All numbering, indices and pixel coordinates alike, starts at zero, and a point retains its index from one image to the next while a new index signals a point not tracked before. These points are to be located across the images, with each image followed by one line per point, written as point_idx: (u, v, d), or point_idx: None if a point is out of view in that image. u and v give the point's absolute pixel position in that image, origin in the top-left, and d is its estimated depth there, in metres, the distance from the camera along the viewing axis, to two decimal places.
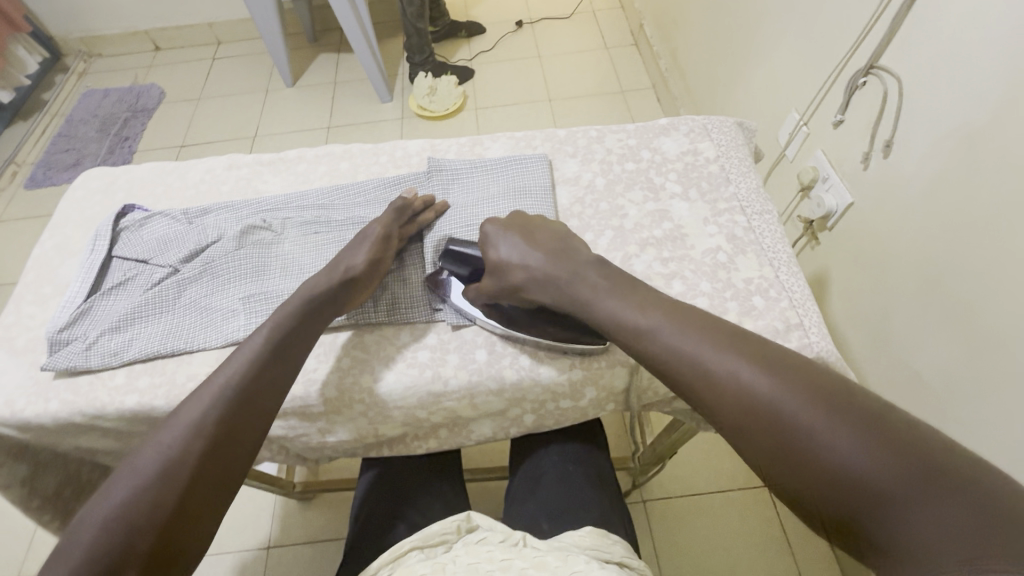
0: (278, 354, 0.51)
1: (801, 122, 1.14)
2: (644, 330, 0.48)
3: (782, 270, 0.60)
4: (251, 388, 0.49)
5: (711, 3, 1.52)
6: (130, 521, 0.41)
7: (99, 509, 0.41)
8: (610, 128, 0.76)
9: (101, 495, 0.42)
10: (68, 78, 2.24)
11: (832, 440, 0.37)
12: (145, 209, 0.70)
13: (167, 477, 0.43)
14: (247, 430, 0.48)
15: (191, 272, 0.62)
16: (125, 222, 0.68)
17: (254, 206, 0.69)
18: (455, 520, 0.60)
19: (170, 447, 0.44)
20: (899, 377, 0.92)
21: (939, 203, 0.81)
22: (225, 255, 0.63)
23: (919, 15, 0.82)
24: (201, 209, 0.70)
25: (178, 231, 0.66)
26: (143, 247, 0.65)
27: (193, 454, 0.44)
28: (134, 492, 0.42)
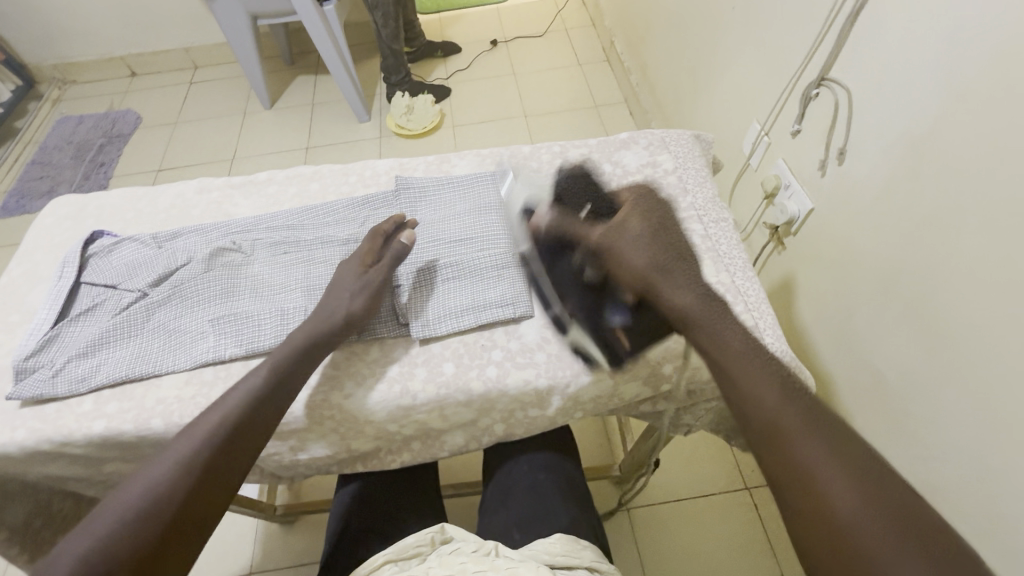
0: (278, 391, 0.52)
1: (762, 133, 1.18)
2: (753, 378, 0.44)
3: (737, 274, 0.63)
4: (243, 425, 0.49)
5: (674, 21, 1.58)
6: (110, 558, 0.40)
7: (78, 542, 0.41)
8: (573, 143, 0.79)
9: (83, 527, 0.42)
10: (41, 105, 2.23)
11: (883, 553, 0.35)
12: (114, 235, 0.71)
13: (152, 514, 0.43)
14: (235, 469, 0.48)
15: (159, 296, 0.63)
16: (94, 249, 0.69)
17: (224, 229, 0.70)
18: (431, 532, 0.61)
19: (159, 480, 0.45)
20: (865, 375, 0.95)
21: (891, 206, 0.85)
22: (193, 278, 0.63)
23: (862, 29, 0.87)
24: (170, 234, 0.70)
25: (146, 255, 0.67)
26: (111, 273, 0.65)
27: (182, 490, 0.45)
28: (117, 527, 0.42)
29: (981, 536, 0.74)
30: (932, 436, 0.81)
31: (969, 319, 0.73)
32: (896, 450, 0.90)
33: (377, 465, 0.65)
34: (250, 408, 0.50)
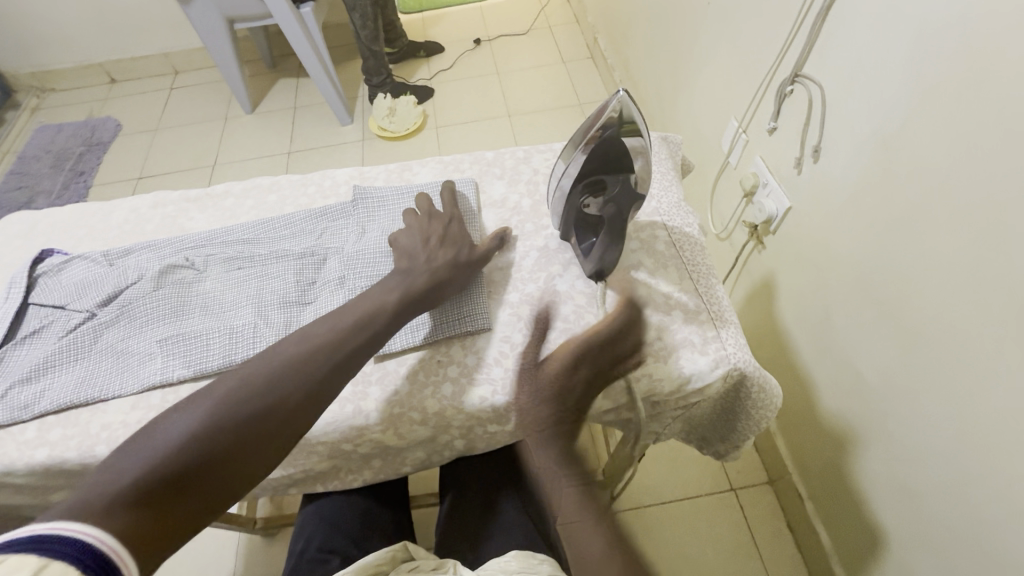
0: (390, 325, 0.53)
1: (739, 130, 1.16)
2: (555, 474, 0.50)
3: (701, 282, 0.61)
4: (353, 352, 0.50)
5: (654, 17, 1.56)
6: (212, 443, 0.42)
7: (185, 419, 0.43)
8: (537, 148, 0.77)
9: (194, 404, 0.44)
10: (20, 114, 2.20)
11: None
12: (64, 253, 0.69)
13: (256, 413, 0.44)
14: (332, 391, 0.48)
15: (107, 316, 0.61)
16: (42, 268, 0.67)
17: (177, 244, 0.68)
18: (391, 551, 0.59)
19: (268, 381, 0.46)
20: (845, 376, 0.93)
21: (866, 205, 0.83)
22: (142, 297, 0.62)
23: (833, 24, 0.85)
24: (121, 251, 0.68)
25: (97, 274, 0.65)
26: (60, 293, 0.63)
27: (291, 397, 0.46)
28: (226, 414, 0.43)
29: (968, 535, 0.72)
30: (911, 438, 0.80)
31: (944, 319, 0.71)
32: (875, 452, 0.89)
33: (338, 484, 0.64)
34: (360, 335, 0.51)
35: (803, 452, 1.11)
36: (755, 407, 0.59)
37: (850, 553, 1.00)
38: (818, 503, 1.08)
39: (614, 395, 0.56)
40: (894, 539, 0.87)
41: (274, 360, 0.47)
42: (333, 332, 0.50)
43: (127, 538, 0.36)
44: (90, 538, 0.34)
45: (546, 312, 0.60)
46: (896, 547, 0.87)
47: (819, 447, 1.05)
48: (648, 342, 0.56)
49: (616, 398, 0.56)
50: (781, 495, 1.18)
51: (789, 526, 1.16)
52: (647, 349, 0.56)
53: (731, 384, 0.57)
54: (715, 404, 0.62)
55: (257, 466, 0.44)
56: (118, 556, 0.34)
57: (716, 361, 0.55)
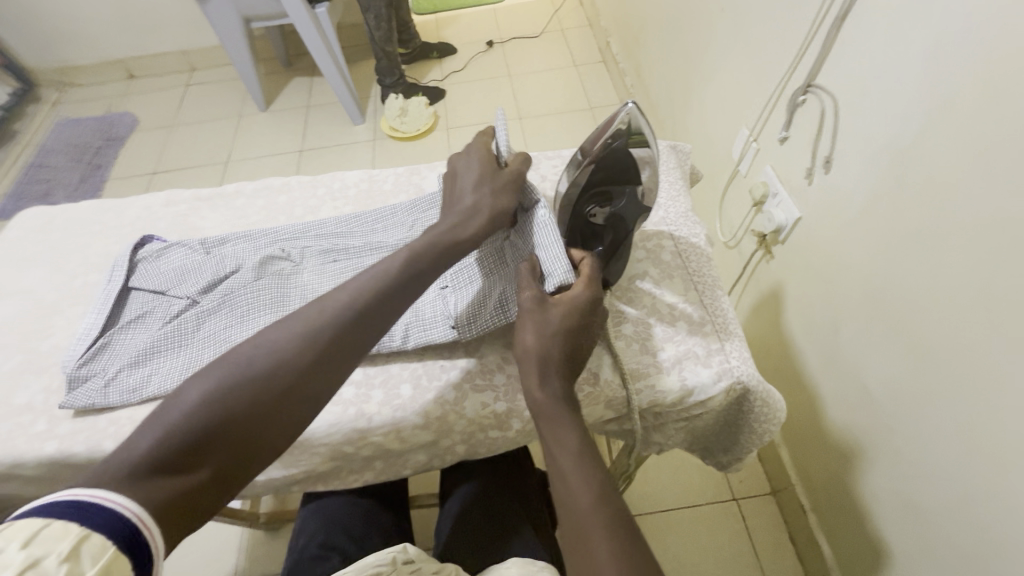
0: (403, 290, 0.53)
1: (751, 138, 1.15)
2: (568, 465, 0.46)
3: (706, 293, 0.61)
4: (362, 317, 0.50)
5: (668, 23, 1.55)
6: (222, 410, 0.44)
7: (197, 384, 0.45)
8: (546, 155, 0.77)
9: (206, 372, 0.46)
10: (40, 108, 2.24)
11: None
12: (164, 240, 0.70)
13: (262, 380, 0.46)
14: (342, 363, 0.49)
15: (208, 305, 0.60)
16: (144, 253, 0.67)
17: (273, 235, 0.68)
18: (394, 550, 0.57)
19: (275, 350, 0.47)
20: (851, 390, 0.92)
21: (876, 217, 0.82)
22: (244, 286, 0.61)
23: (847, 36, 0.85)
24: (218, 239, 0.68)
25: (196, 261, 0.65)
26: (160, 279, 0.64)
27: (297, 363, 0.47)
28: (234, 382, 0.45)
29: (979, 553, 0.70)
30: (917, 454, 0.79)
31: (952, 332, 0.71)
32: (879, 467, 0.88)
33: (339, 485, 0.64)
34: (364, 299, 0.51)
35: (807, 464, 1.10)
36: (760, 420, 0.59)
37: (851, 568, 0.99)
38: (821, 516, 1.07)
39: (616, 405, 0.56)
40: (897, 555, 0.86)
41: (286, 326, 0.49)
42: (353, 294, 0.51)
43: (150, 505, 0.39)
44: (132, 514, 0.38)
45: None
46: (899, 564, 0.86)
47: (824, 460, 1.04)
48: (651, 353, 0.56)
49: (618, 408, 0.56)
50: (785, 508, 1.17)
51: (791, 538, 1.15)
52: (650, 360, 0.56)
53: (735, 396, 0.57)
54: (719, 415, 0.62)
55: (270, 430, 0.46)
56: (143, 525, 0.38)
57: (719, 374, 0.55)
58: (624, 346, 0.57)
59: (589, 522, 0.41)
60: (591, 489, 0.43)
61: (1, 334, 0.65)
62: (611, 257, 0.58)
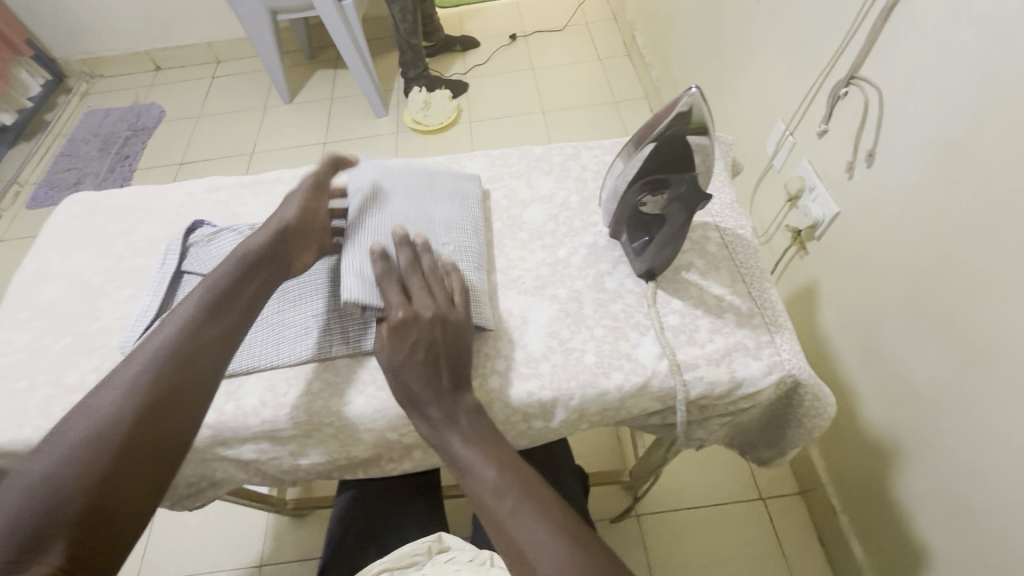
0: (233, 321, 0.54)
1: (787, 132, 1.13)
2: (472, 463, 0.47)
3: (754, 285, 0.60)
4: (195, 348, 0.51)
5: (698, 16, 1.53)
6: (67, 484, 0.42)
7: (31, 472, 0.42)
8: (585, 144, 0.76)
9: (29, 465, 0.42)
10: (70, 99, 2.28)
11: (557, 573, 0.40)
12: (213, 225, 0.71)
13: (99, 439, 0.44)
14: (188, 389, 0.49)
15: None
16: (194, 238, 0.68)
17: None
18: (426, 542, 0.59)
19: (107, 411, 0.46)
20: (892, 389, 0.91)
21: (923, 212, 0.80)
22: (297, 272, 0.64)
23: (895, 25, 0.82)
24: None
25: None
26: (212, 263, 0.65)
27: (134, 410, 0.46)
28: (70, 456, 0.43)
29: None
30: (967, 456, 0.77)
31: (1005, 333, 0.69)
32: (922, 468, 0.86)
33: (379, 472, 0.64)
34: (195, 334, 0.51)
35: (839, 464, 1.08)
36: (807, 415, 0.58)
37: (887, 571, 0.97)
38: (853, 517, 1.05)
39: (664, 398, 0.55)
40: (940, 559, 0.84)
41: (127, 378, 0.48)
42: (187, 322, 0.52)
43: None
44: None
45: (595, 310, 0.59)
46: (941, 567, 0.84)
47: (859, 460, 1.02)
48: (699, 345, 0.56)
49: (665, 400, 0.55)
50: (814, 509, 1.15)
51: (819, 538, 1.14)
52: (698, 351, 0.55)
53: (783, 390, 0.56)
54: (764, 409, 0.61)
55: (143, 473, 0.45)
56: None
57: (770, 367, 0.54)
58: (671, 337, 0.56)
59: (500, 512, 0.45)
60: (491, 481, 0.46)
61: (52, 315, 0.66)
62: (649, 243, 0.57)
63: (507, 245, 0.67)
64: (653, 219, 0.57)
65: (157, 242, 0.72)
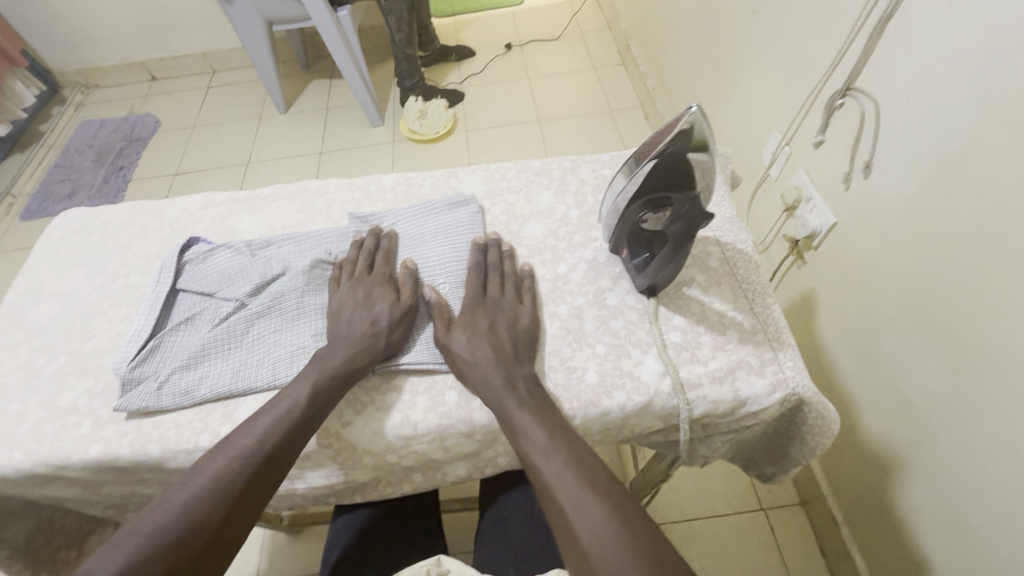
0: (311, 417, 0.52)
1: (783, 142, 1.14)
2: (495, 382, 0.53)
3: (755, 301, 0.59)
4: (286, 442, 0.50)
5: (693, 27, 1.54)
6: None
7: (112, 560, 0.42)
8: (584, 158, 0.76)
9: (112, 546, 0.43)
10: (65, 109, 2.27)
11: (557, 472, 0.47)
12: (208, 242, 0.70)
13: (176, 542, 0.43)
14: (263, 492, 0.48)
15: (258, 307, 0.61)
16: (189, 255, 0.67)
17: (317, 237, 0.68)
18: (426, 565, 0.56)
19: (188, 508, 0.45)
20: (890, 401, 0.90)
21: (921, 224, 0.80)
22: (294, 290, 0.62)
23: (891, 39, 0.83)
24: (262, 241, 0.69)
25: (241, 264, 0.65)
26: (207, 281, 0.64)
27: (213, 519, 0.45)
28: (147, 551, 0.43)
29: None
30: (963, 470, 0.77)
31: (1003, 346, 0.69)
32: (922, 483, 0.85)
33: (377, 496, 0.62)
34: (297, 416, 0.51)
35: (840, 476, 1.07)
36: (810, 433, 0.57)
37: None
38: (855, 530, 1.04)
39: (668, 417, 0.55)
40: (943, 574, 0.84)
41: (230, 456, 0.48)
42: (294, 402, 0.52)
43: None
44: None
45: (596, 327, 0.59)
46: None
47: (860, 472, 1.01)
48: (702, 362, 0.55)
49: (668, 418, 0.55)
50: (815, 520, 1.15)
51: (821, 550, 1.13)
52: (701, 369, 0.55)
53: (788, 407, 0.55)
54: (767, 426, 0.61)
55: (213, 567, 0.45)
56: None
57: (774, 385, 0.53)
58: (673, 354, 0.56)
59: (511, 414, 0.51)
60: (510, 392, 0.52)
61: (44, 334, 0.65)
62: (653, 259, 0.57)
63: None
64: (655, 235, 0.56)
65: (152, 259, 0.71)
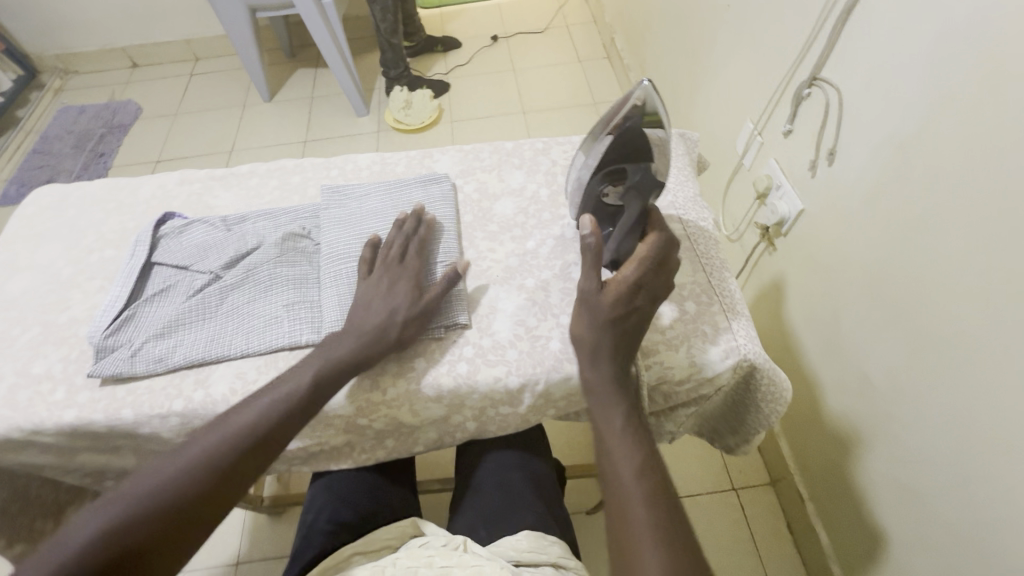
0: (308, 406, 0.52)
1: (755, 132, 1.17)
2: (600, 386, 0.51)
3: (714, 275, 0.62)
4: (280, 426, 0.51)
5: (672, 20, 1.57)
6: (124, 541, 0.44)
7: (99, 519, 0.45)
8: (556, 140, 0.78)
9: (105, 504, 0.46)
10: (43, 94, 2.23)
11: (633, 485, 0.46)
12: (184, 217, 0.71)
13: (166, 506, 0.46)
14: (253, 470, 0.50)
15: (232, 279, 0.62)
16: (165, 229, 0.68)
17: (293, 213, 0.69)
18: (402, 526, 0.60)
19: (178, 476, 0.47)
20: (850, 380, 0.94)
21: (879, 208, 0.84)
22: (266, 262, 0.63)
23: (853, 30, 0.86)
24: (237, 216, 0.70)
25: (217, 237, 0.66)
26: (182, 254, 0.65)
27: (201, 488, 0.48)
28: (133, 513, 0.45)
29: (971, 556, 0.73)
30: (915, 443, 0.81)
31: (951, 323, 0.73)
32: (879, 457, 0.89)
33: (350, 463, 0.64)
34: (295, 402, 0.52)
35: (807, 454, 1.11)
36: (765, 400, 0.60)
37: (849, 555, 1.00)
38: (819, 505, 1.08)
39: None
40: (896, 543, 0.88)
41: (226, 431, 0.50)
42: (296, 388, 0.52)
43: None
44: None
45: (561, 299, 0.61)
46: (897, 548, 0.88)
47: (824, 448, 1.05)
48: (660, 331, 0.58)
49: None
50: (783, 498, 1.19)
51: (789, 527, 1.17)
52: (659, 337, 0.57)
53: (742, 374, 0.58)
54: (725, 395, 0.64)
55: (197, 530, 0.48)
56: None
57: (727, 352, 0.56)
58: None
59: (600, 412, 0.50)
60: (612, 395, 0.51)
61: (19, 306, 0.66)
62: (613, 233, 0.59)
63: (477, 237, 0.68)
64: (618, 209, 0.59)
65: (128, 234, 0.72)
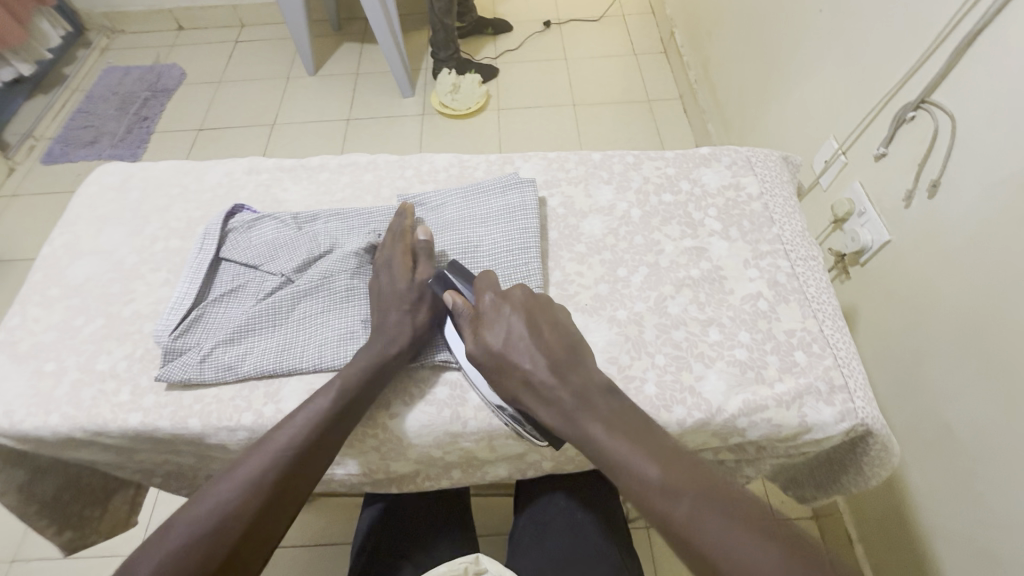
0: (348, 413, 0.49)
1: (838, 151, 1.09)
2: (584, 427, 0.46)
3: (826, 322, 0.57)
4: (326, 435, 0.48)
5: (747, 20, 1.47)
6: None
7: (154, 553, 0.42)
8: (647, 154, 0.72)
9: (161, 533, 0.43)
10: (90, 53, 2.21)
11: (705, 528, 0.40)
12: (254, 211, 0.67)
13: (215, 536, 0.43)
14: (301, 485, 0.47)
15: (305, 285, 0.59)
16: (235, 222, 0.65)
17: (368, 216, 0.65)
18: (464, 562, 0.52)
19: (224, 504, 0.44)
20: (928, 428, 0.88)
21: (988, 253, 0.77)
22: (343, 271, 0.59)
23: (978, 53, 0.78)
24: (309, 214, 0.66)
25: (288, 237, 0.63)
26: (252, 252, 0.62)
27: (249, 511, 0.44)
28: (186, 543, 0.43)
29: None
30: (1000, 506, 0.75)
31: None
32: (951, 513, 0.84)
33: (413, 488, 0.61)
34: (336, 409, 0.49)
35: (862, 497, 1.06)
36: (869, 464, 0.55)
37: None
38: (870, 550, 1.03)
39: (725, 436, 0.53)
40: None
41: (268, 447, 0.47)
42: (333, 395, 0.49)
43: None
44: None
45: (656, 336, 0.56)
46: None
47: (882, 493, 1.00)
48: (768, 384, 0.53)
49: (724, 436, 0.53)
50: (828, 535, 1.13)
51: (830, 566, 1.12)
52: (767, 392, 0.52)
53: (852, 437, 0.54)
54: (821, 453, 0.59)
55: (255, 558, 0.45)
56: None
57: (843, 414, 0.51)
58: (737, 374, 0.53)
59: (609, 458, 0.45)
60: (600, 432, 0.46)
61: (81, 294, 0.63)
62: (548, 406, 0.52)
63: (563, 257, 0.63)
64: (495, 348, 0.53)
65: (194, 223, 0.68)
